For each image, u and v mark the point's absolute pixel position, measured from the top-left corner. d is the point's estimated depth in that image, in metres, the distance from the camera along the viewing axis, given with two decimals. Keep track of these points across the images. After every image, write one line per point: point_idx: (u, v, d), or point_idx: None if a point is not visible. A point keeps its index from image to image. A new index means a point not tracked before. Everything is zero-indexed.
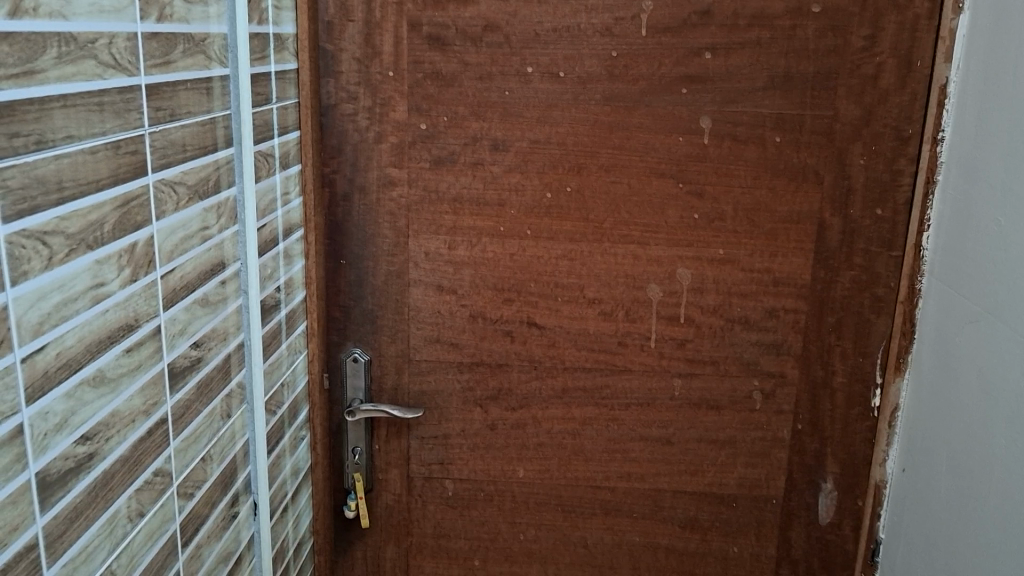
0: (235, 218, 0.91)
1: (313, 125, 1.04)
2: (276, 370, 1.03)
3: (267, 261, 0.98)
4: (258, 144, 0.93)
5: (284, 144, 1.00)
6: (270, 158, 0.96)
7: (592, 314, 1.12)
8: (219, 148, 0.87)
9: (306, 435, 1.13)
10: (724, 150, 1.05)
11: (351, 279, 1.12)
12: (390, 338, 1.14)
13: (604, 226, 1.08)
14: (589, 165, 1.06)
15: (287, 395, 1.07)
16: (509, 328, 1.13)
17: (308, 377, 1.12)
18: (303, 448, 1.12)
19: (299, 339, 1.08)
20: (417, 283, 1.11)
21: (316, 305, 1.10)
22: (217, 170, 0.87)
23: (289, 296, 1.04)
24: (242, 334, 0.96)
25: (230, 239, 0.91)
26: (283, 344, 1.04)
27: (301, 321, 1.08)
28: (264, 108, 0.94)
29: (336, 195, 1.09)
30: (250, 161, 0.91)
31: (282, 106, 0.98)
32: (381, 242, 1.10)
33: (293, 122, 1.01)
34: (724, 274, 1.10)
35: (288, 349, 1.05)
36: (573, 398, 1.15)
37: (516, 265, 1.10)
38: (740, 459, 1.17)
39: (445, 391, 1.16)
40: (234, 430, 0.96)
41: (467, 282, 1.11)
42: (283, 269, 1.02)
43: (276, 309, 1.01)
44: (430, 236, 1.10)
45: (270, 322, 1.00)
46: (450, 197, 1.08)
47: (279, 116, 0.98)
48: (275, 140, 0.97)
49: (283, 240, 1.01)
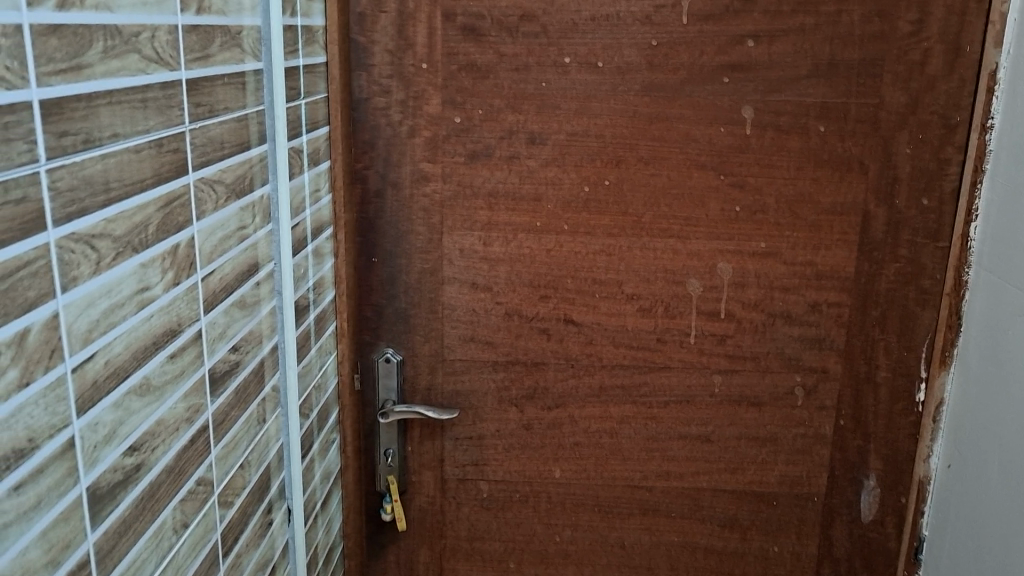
0: (269, 217, 0.89)
1: (344, 119, 1.02)
2: (308, 373, 1.01)
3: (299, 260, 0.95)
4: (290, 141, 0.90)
5: (315, 140, 0.97)
6: (300, 154, 0.93)
7: (631, 310, 1.09)
8: (253, 145, 0.84)
9: (337, 437, 1.11)
10: (766, 141, 1.03)
11: (383, 277, 1.09)
12: (424, 337, 1.11)
13: (643, 221, 1.06)
14: (628, 158, 1.03)
15: (319, 399, 1.05)
16: (546, 326, 1.10)
17: (339, 378, 1.10)
18: (334, 450, 1.11)
19: (329, 340, 1.06)
20: (452, 280, 1.08)
21: (347, 305, 1.08)
22: (252, 167, 0.84)
23: (319, 297, 1.01)
24: (276, 336, 0.93)
25: (268, 236, 0.90)
26: (314, 346, 1.02)
27: (330, 321, 1.05)
28: (295, 102, 0.91)
29: (369, 192, 1.06)
30: (284, 158, 0.88)
31: (312, 104, 0.95)
32: (415, 239, 1.07)
33: (323, 117, 0.98)
34: (766, 268, 1.07)
35: (319, 351, 1.03)
36: (611, 397, 1.13)
37: (553, 261, 1.07)
38: (780, 456, 1.15)
39: (480, 391, 1.13)
40: (270, 434, 0.93)
41: (502, 280, 1.08)
42: (313, 269, 1.00)
43: (308, 310, 0.99)
44: (464, 233, 1.07)
45: (303, 324, 0.98)
46: (486, 192, 1.05)
47: (309, 111, 0.95)
48: (304, 137, 0.94)
49: (312, 240, 0.99)
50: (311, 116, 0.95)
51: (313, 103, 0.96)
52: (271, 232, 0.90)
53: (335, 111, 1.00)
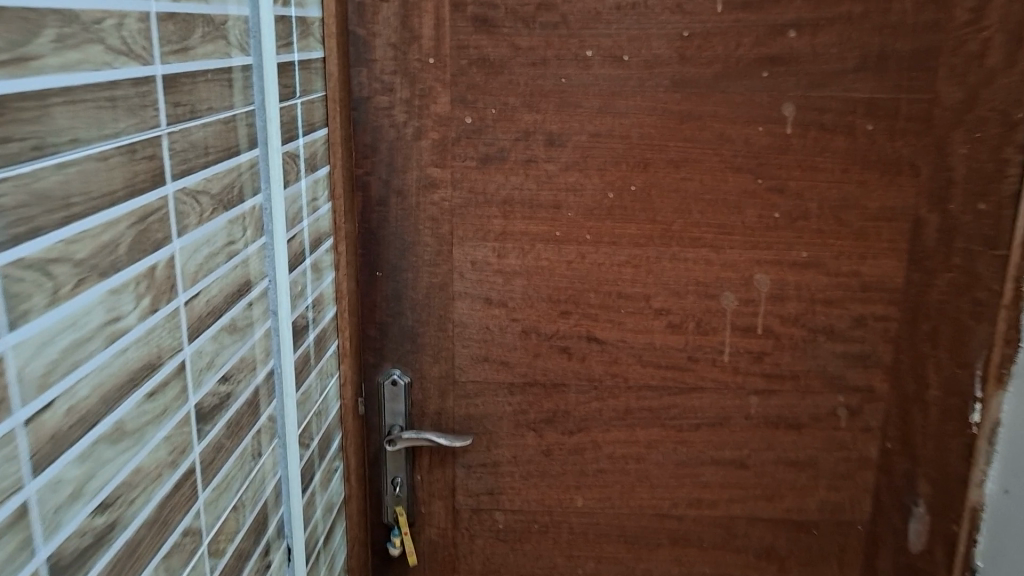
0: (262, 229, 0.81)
1: (343, 120, 0.93)
2: (307, 400, 0.92)
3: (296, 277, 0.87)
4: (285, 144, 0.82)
5: (311, 143, 0.88)
6: (296, 159, 0.85)
7: (659, 326, 1.00)
8: (244, 150, 0.77)
9: (340, 466, 1.01)
10: (809, 141, 0.94)
11: (388, 292, 1.00)
12: (433, 357, 1.02)
13: (673, 229, 0.97)
14: (657, 160, 0.95)
15: (319, 426, 0.95)
16: (567, 344, 1.01)
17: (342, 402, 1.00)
18: (336, 480, 1.00)
19: (332, 362, 0.96)
20: (463, 296, 0.99)
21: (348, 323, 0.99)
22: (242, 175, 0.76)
23: (318, 316, 0.92)
24: (271, 360, 0.85)
25: (260, 250, 0.82)
26: (314, 370, 0.93)
27: (332, 341, 0.96)
28: (289, 102, 0.82)
29: (371, 201, 0.97)
30: (278, 163, 0.81)
31: (309, 104, 0.86)
32: (422, 251, 0.98)
33: (320, 118, 0.89)
34: (808, 279, 0.99)
35: (319, 375, 0.94)
36: (637, 420, 1.04)
37: (575, 274, 0.98)
38: (820, 482, 1.06)
39: (494, 415, 1.04)
40: (266, 468, 0.85)
41: (518, 295, 0.99)
42: (313, 285, 0.91)
43: (307, 330, 0.90)
44: (476, 244, 0.97)
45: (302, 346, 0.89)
46: (500, 199, 0.96)
47: (305, 111, 0.86)
48: (301, 140, 0.86)
49: (311, 253, 0.90)
50: (308, 117, 0.86)
51: (310, 103, 0.87)
52: (263, 246, 0.82)
53: (335, 111, 0.92)
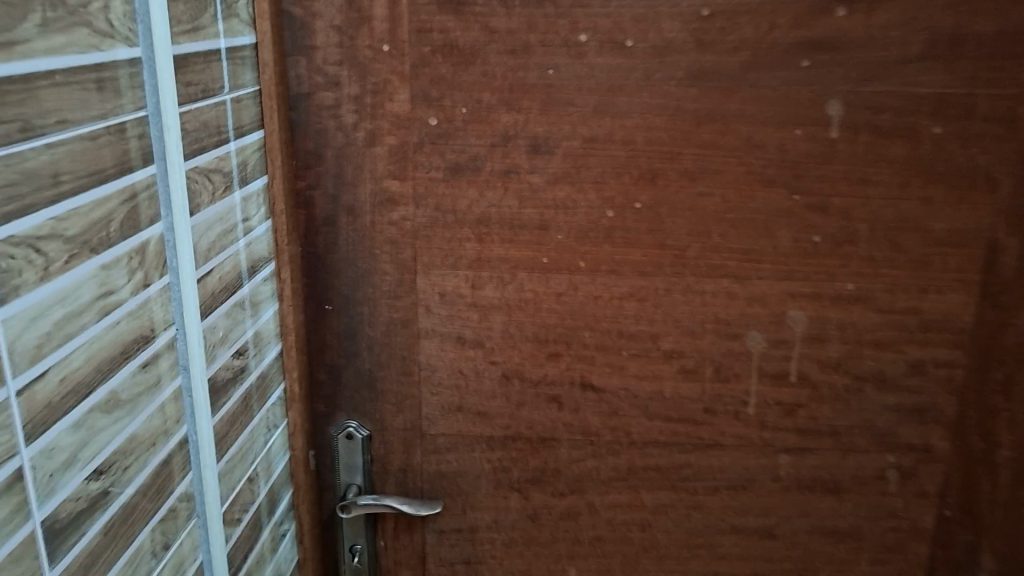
0: (163, 267, 0.64)
1: (281, 122, 0.76)
2: (242, 461, 0.76)
3: (219, 320, 0.71)
4: (192, 159, 0.66)
5: (243, 150, 0.72)
6: (221, 172, 0.70)
7: (669, 372, 0.82)
8: (133, 170, 0.59)
9: (291, 527, 0.86)
10: (860, 148, 0.75)
11: (340, 330, 0.83)
12: (396, 406, 0.85)
13: (686, 256, 0.79)
14: (668, 171, 0.76)
15: (264, 484, 0.81)
16: (556, 392, 0.83)
17: (291, 454, 0.85)
18: (286, 544, 0.85)
19: (276, 409, 0.82)
20: (430, 334, 0.82)
21: (295, 365, 0.82)
22: (128, 203, 0.59)
23: (258, 355, 0.78)
24: (185, 425, 0.69)
25: (162, 293, 0.64)
26: (256, 418, 0.78)
27: (277, 383, 0.81)
28: (191, 108, 0.65)
29: (316, 220, 0.80)
30: (181, 184, 0.64)
31: (222, 108, 0.69)
32: (380, 281, 0.81)
33: (252, 119, 0.73)
34: (853, 316, 0.80)
35: (260, 424, 0.79)
36: (642, 481, 0.87)
37: (566, 309, 0.80)
38: (862, 556, 0.88)
39: (472, 473, 0.86)
40: (181, 556, 0.68)
41: (497, 333, 0.81)
42: (250, 321, 0.76)
43: (242, 376, 0.76)
44: (446, 272, 0.80)
45: (229, 401, 0.74)
46: (474, 218, 0.78)
47: (217, 117, 0.68)
48: (232, 146, 0.71)
49: (249, 281, 0.75)
50: (220, 124, 0.69)
51: (224, 106, 0.69)
52: (168, 284, 0.65)
53: (261, 115, 0.74)
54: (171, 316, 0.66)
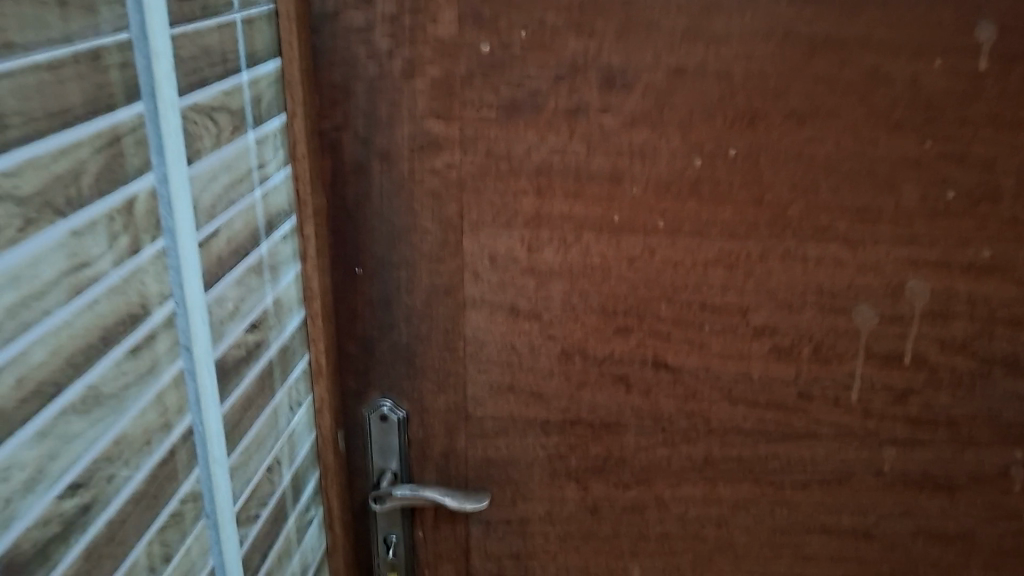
0: (158, 228, 0.52)
1: (303, 48, 0.63)
2: (258, 449, 0.66)
3: (227, 289, 0.59)
4: (190, 95, 0.53)
5: (257, 83, 0.60)
6: (229, 110, 0.57)
7: (760, 351, 0.69)
8: (114, 106, 0.47)
9: (318, 513, 0.75)
10: (1012, 84, 0.61)
11: (373, 297, 0.71)
12: (437, 385, 0.73)
13: (788, 214, 0.65)
14: (772, 111, 0.62)
15: (285, 472, 0.70)
16: (625, 372, 0.71)
17: (317, 433, 0.74)
18: (313, 533, 0.75)
19: (301, 382, 0.71)
20: (478, 304, 0.69)
21: (322, 334, 0.71)
22: (109, 150, 0.47)
23: (278, 325, 0.67)
24: (190, 415, 0.57)
25: (156, 261, 0.52)
26: (277, 396, 0.68)
27: (300, 356, 0.70)
28: (183, 30, 0.52)
29: (343, 165, 0.67)
30: (174, 125, 0.52)
31: (224, 31, 0.56)
32: (420, 241, 0.68)
33: (266, 44, 0.60)
34: (986, 289, 0.67)
35: (280, 404, 0.68)
36: (720, 472, 0.75)
37: (639, 277, 0.67)
38: (973, 562, 0.76)
39: (523, 460, 0.75)
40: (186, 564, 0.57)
41: (557, 304, 0.69)
42: (267, 286, 0.65)
43: (257, 351, 0.64)
44: (498, 231, 0.67)
45: (242, 381, 0.62)
46: (532, 167, 0.65)
47: (217, 43, 0.55)
48: (244, 77, 0.58)
49: (265, 239, 0.63)
50: (222, 51, 0.56)
51: (225, 29, 0.56)
52: (164, 249, 0.53)
53: (272, 40, 0.61)
54: (169, 288, 0.54)
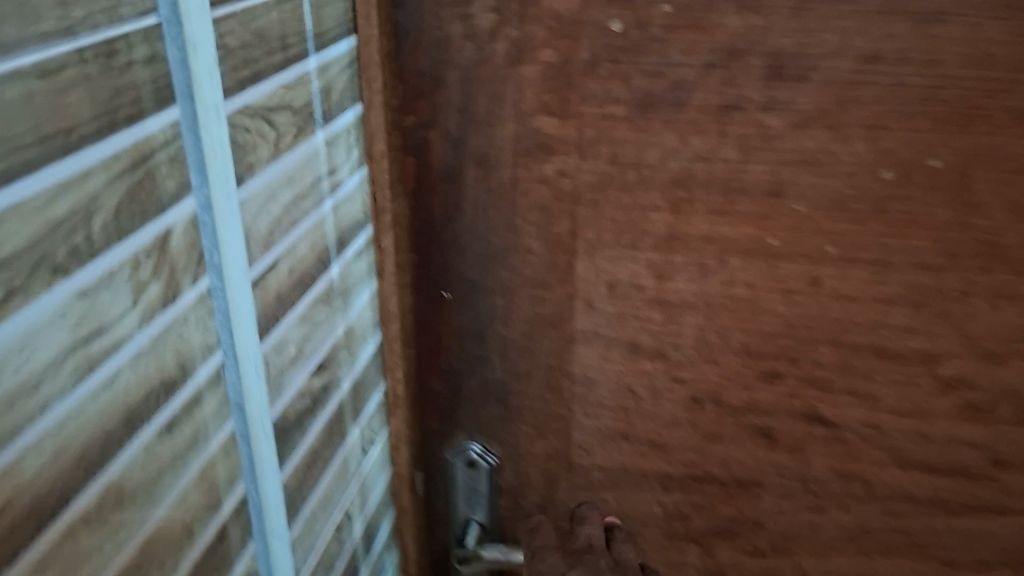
0: (198, 267, 0.41)
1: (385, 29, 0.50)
2: (326, 508, 0.55)
3: (290, 329, 0.48)
4: (245, 96, 0.41)
5: (327, 71, 0.48)
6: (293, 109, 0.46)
7: (944, 409, 0.55)
8: (137, 119, 0.35)
9: (392, 556, 0.66)
10: None
11: (463, 328, 0.59)
12: (536, 429, 0.61)
13: (1002, 244, 0.50)
14: (994, 112, 0.47)
15: (355, 527, 0.59)
16: (769, 424, 0.57)
17: (391, 471, 0.64)
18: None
19: (374, 418, 0.61)
20: (591, 338, 0.57)
21: (402, 361, 0.60)
22: (129, 178, 0.35)
23: (349, 358, 0.56)
24: (244, 486, 0.46)
25: (197, 307, 0.41)
26: (347, 442, 0.57)
27: (373, 388, 0.60)
28: (236, 9, 0.40)
29: (431, 173, 0.54)
30: (221, 136, 0.40)
31: (285, 8, 0.44)
32: (523, 263, 0.56)
33: (340, 21, 0.49)
34: None
35: (350, 450, 0.58)
36: (879, 546, 0.59)
37: (795, 314, 0.54)
38: None
39: (634, 518, 0.63)
40: None
41: (689, 343, 0.56)
42: (337, 316, 0.54)
43: (324, 394, 0.54)
44: (621, 255, 0.54)
45: (307, 435, 0.52)
46: (668, 177, 0.51)
47: (277, 23, 0.43)
48: (311, 64, 0.47)
49: (336, 260, 0.52)
50: (283, 34, 0.44)
51: (287, 4, 0.44)
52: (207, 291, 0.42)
53: (341, 15, 0.49)
54: (214, 338, 0.43)
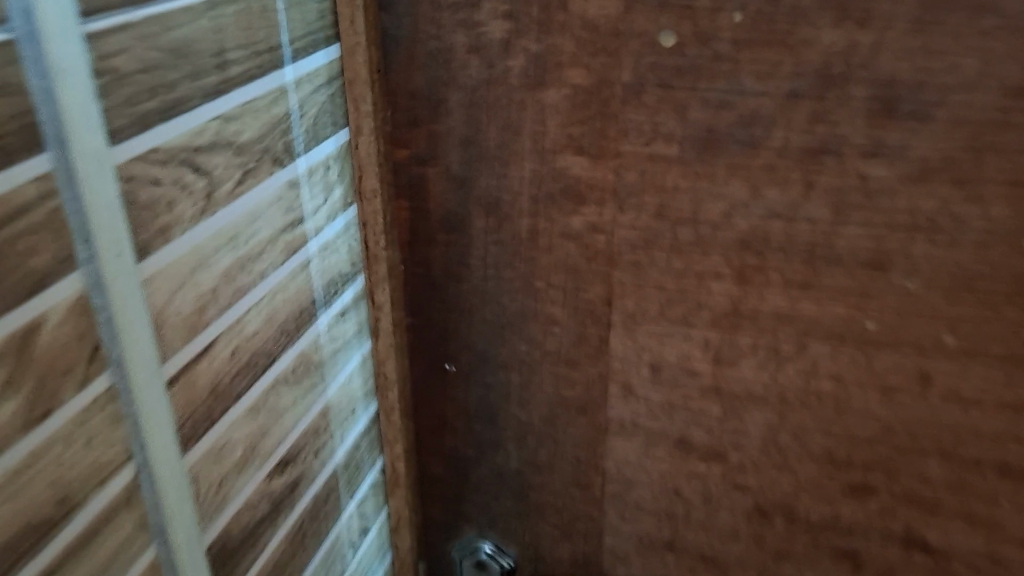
0: (84, 376, 0.26)
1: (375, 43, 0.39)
2: None
3: (242, 432, 0.34)
4: (163, 116, 0.27)
5: (301, 81, 0.35)
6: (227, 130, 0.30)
7: None
8: None
9: None
10: None
11: (471, 408, 0.48)
12: (560, 529, 0.50)
13: None
14: None
15: None
16: (855, 547, 0.44)
17: (388, 558, 0.52)
18: None
19: (366, 505, 0.48)
20: (630, 429, 0.45)
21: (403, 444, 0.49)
22: None
23: (330, 448, 0.42)
24: None
25: (84, 428, 0.26)
26: (325, 554, 0.43)
27: (362, 475, 0.46)
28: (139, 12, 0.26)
29: (430, 220, 0.43)
30: (102, 182, 0.25)
31: (226, 8, 0.30)
32: (545, 335, 0.44)
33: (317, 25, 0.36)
34: None
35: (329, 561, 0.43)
36: None
37: (895, 418, 0.41)
38: None
39: None
40: None
41: (755, 443, 0.44)
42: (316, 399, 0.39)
43: (294, 505, 0.39)
44: (668, 332, 0.42)
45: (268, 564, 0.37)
46: (733, 238, 0.39)
47: (213, 31, 0.29)
48: (280, 74, 0.33)
49: (314, 324, 0.38)
50: (222, 45, 0.29)
51: (230, 3, 0.30)
52: (108, 394, 0.27)
53: (311, 20, 0.35)
54: (118, 469, 0.27)
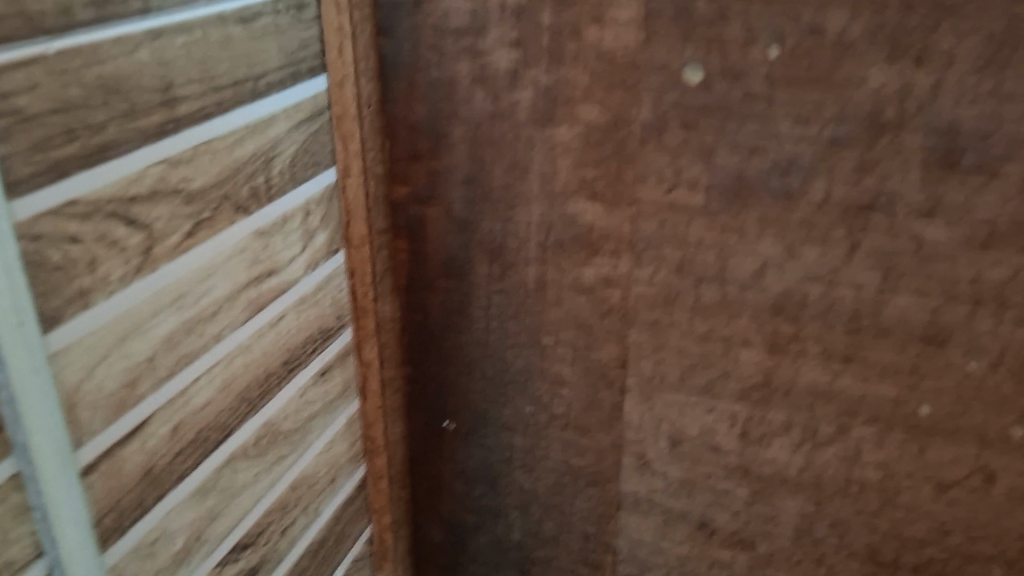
0: None
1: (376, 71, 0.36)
2: None
3: (190, 510, 0.30)
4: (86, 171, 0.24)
5: (270, 122, 0.31)
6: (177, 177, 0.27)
7: None
8: None
9: None
10: None
11: (472, 471, 0.43)
12: None
13: None
14: None
15: None
16: None
17: None
18: None
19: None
20: (645, 506, 0.40)
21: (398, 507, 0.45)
22: None
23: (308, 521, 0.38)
24: None
25: None
26: None
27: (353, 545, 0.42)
28: (55, 51, 0.22)
29: (430, 266, 0.40)
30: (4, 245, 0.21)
31: (175, 40, 0.26)
32: (554, 397, 0.40)
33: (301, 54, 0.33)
34: None
35: None
36: None
37: (951, 519, 0.35)
38: None
39: None
40: None
41: (786, 533, 0.38)
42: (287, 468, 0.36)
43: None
44: (690, 403, 0.37)
45: None
46: (765, 302, 0.34)
47: (159, 66, 0.26)
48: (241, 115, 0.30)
49: (285, 387, 0.35)
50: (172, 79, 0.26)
51: (179, 35, 0.26)
52: (11, 480, 0.23)
53: (293, 51, 0.32)
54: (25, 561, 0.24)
